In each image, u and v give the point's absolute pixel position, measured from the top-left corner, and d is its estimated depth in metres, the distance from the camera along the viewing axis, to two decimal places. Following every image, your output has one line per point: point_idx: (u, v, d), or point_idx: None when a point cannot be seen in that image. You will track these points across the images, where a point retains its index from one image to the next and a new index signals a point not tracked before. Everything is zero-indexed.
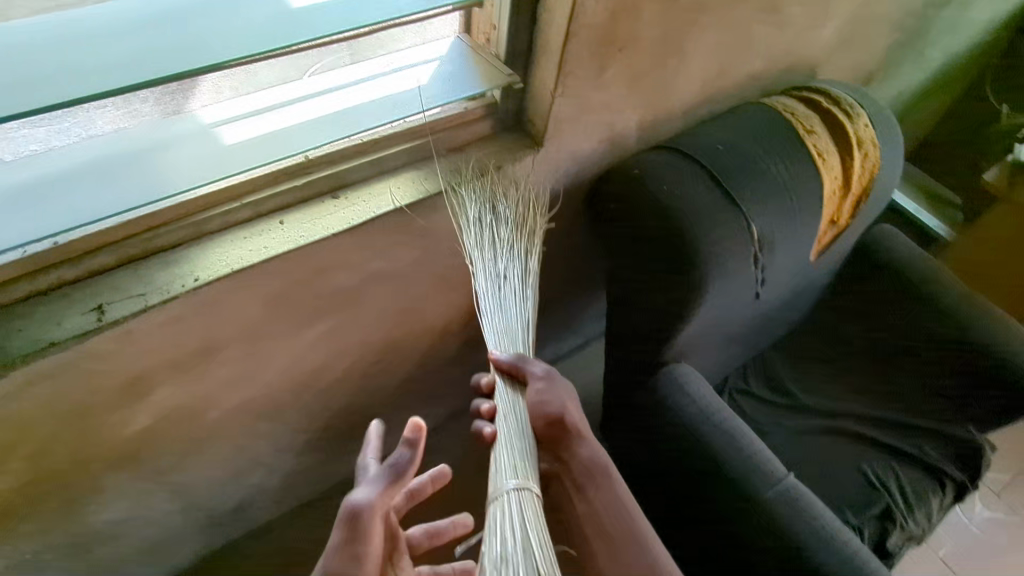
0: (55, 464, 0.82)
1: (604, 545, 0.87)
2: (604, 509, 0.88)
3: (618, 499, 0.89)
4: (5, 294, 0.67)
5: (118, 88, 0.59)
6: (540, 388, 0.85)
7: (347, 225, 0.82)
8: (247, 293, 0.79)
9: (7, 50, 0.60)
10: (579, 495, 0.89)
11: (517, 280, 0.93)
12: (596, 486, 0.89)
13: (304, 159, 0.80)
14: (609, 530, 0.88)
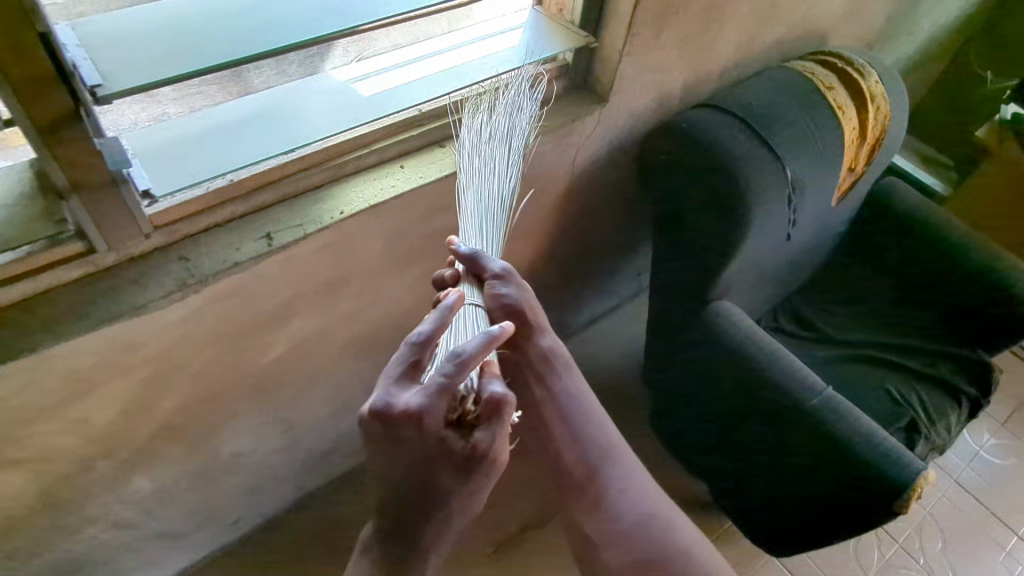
0: (210, 385, 0.95)
1: (566, 427, 0.92)
2: (564, 397, 0.93)
3: (574, 387, 0.94)
4: (194, 224, 0.80)
5: (311, 38, 0.69)
6: (498, 285, 0.82)
7: (457, 167, 0.95)
8: (377, 227, 0.92)
9: (210, 9, 0.69)
10: (540, 381, 0.91)
11: (498, 185, 0.93)
12: (558, 372, 0.92)
13: (418, 112, 0.94)
14: (570, 413, 0.93)
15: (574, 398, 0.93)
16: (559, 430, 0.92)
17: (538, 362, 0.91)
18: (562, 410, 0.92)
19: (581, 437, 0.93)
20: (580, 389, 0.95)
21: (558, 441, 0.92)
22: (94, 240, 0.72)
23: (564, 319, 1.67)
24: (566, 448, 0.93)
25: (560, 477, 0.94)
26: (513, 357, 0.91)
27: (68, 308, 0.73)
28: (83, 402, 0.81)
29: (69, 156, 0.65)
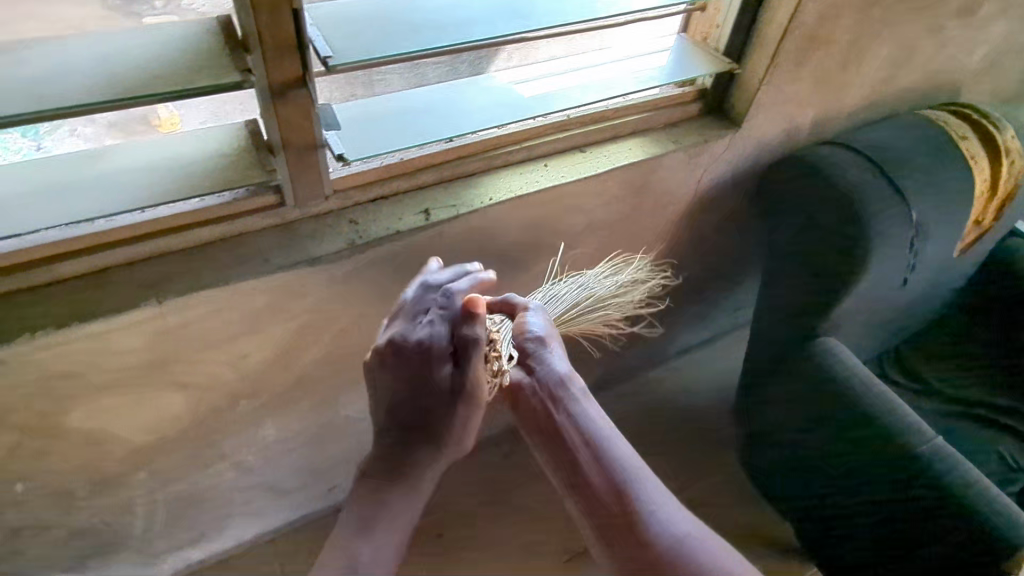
0: (346, 346, 1.02)
1: (590, 453, 0.81)
2: (585, 420, 0.83)
3: (594, 412, 0.85)
4: (365, 193, 0.89)
5: (497, 35, 0.78)
6: (529, 314, 0.90)
7: (595, 172, 1.02)
8: (517, 217, 1.00)
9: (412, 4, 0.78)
10: (560, 407, 0.83)
11: (575, 294, 1.07)
12: (577, 397, 0.85)
13: (566, 118, 1.01)
14: (594, 436, 0.82)
15: (591, 423, 0.83)
16: (584, 457, 0.81)
17: (554, 388, 0.85)
18: (583, 434, 0.82)
19: (607, 461, 0.81)
20: (601, 415, 0.86)
21: (581, 468, 0.81)
22: (284, 194, 0.82)
23: (659, 343, 1.67)
24: (592, 472, 0.80)
25: (590, 508, 0.80)
26: (528, 384, 0.85)
27: (256, 251, 0.83)
28: (248, 339, 0.90)
29: (287, 117, 0.75)
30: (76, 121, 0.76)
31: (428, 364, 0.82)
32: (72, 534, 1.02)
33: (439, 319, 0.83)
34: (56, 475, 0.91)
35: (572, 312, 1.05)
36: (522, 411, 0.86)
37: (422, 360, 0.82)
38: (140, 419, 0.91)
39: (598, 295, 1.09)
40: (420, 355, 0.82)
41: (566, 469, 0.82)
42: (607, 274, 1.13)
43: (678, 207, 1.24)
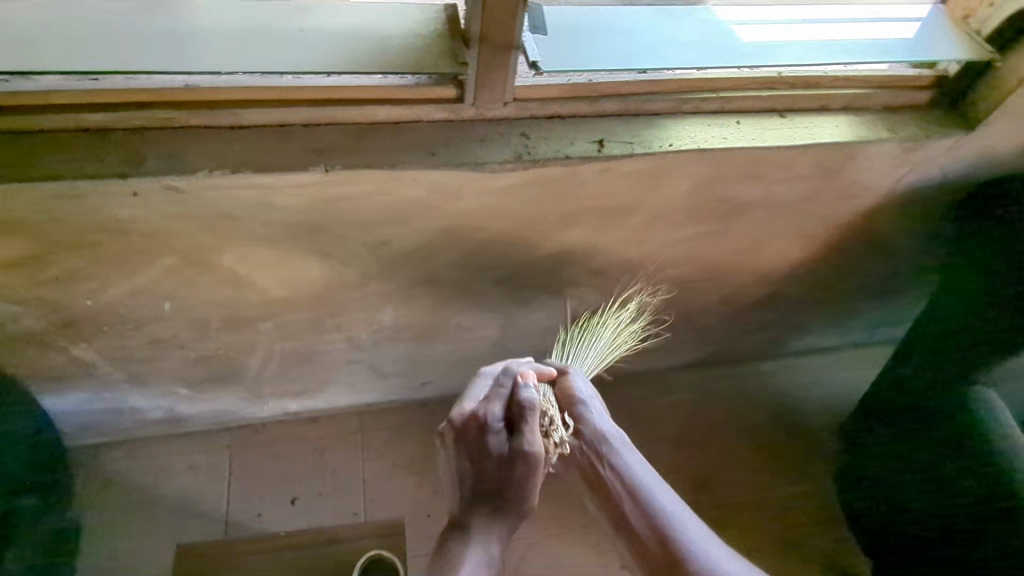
0: (478, 257, 1.00)
1: (632, 504, 0.79)
2: (626, 470, 0.81)
3: (635, 461, 0.82)
4: (543, 109, 0.84)
5: None
6: (571, 378, 0.90)
7: (789, 143, 0.91)
8: (690, 171, 0.91)
9: None
10: (604, 461, 0.82)
11: (603, 339, 1.04)
12: (618, 448, 0.83)
13: (776, 76, 0.89)
14: (636, 487, 0.79)
15: (632, 471, 0.81)
16: (629, 509, 0.78)
17: (597, 443, 0.84)
18: (629, 487, 0.80)
19: (651, 510, 0.77)
20: (646, 464, 0.83)
21: (626, 522, 0.78)
22: (465, 90, 0.78)
23: (782, 338, 1.55)
24: (636, 524, 0.77)
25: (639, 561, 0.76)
26: (574, 444, 0.85)
27: (424, 142, 0.81)
28: (394, 225, 0.89)
29: (491, 11, 0.70)
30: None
31: (487, 433, 0.80)
32: (199, 359, 1.11)
33: (496, 394, 0.82)
34: (198, 304, 0.97)
35: (602, 353, 1.03)
36: (571, 469, 0.86)
37: (482, 429, 0.80)
38: (277, 275, 0.94)
39: (626, 327, 1.07)
40: (479, 426, 0.80)
41: (616, 524, 0.79)
42: (627, 310, 1.08)
43: (864, 202, 1.10)
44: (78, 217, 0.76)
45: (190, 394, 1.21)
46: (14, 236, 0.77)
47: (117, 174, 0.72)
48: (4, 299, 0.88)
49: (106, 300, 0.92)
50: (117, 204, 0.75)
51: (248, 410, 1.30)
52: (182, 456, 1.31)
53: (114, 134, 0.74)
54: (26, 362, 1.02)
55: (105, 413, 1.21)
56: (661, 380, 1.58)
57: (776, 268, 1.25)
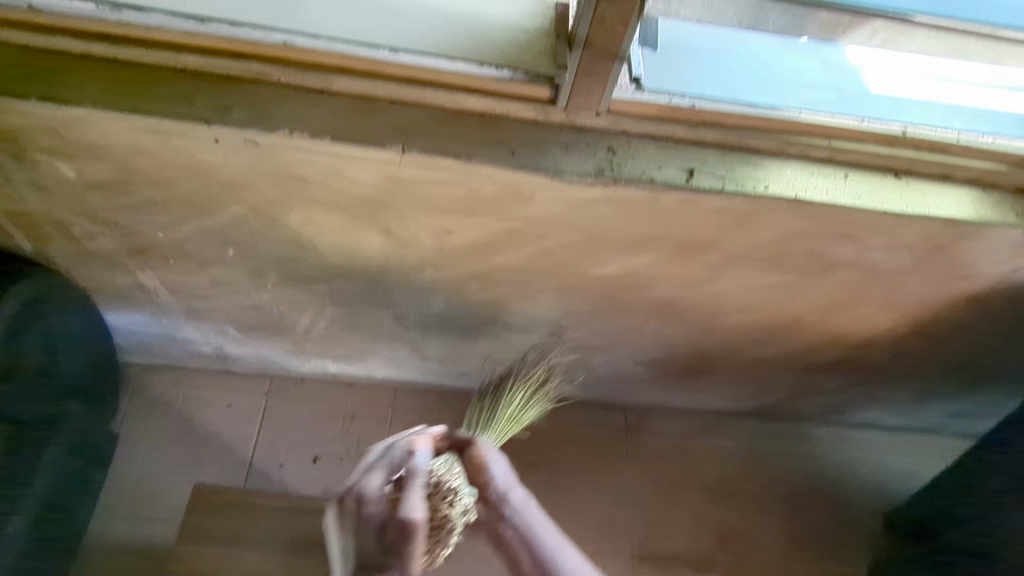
0: (539, 263, 0.96)
1: (526, 554, 0.83)
2: (524, 522, 0.84)
3: (537, 518, 0.85)
4: (637, 126, 0.79)
5: None
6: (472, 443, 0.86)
7: (898, 210, 0.83)
8: (781, 220, 0.85)
9: None
10: (506, 522, 0.85)
11: (511, 401, 1.02)
12: (521, 509, 0.85)
13: (900, 132, 0.80)
14: (534, 542, 0.83)
15: (536, 536, 0.84)
16: (528, 560, 0.83)
17: (499, 510, 0.85)
18: (528, 545, 0.83)
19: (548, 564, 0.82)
20: (554, 526, 0.85)
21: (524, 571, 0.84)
22: (559, 93, 0.74)
23: (844, 407, 1.45)
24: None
25: None
26: (478, 510, 0.86)
27: (506, 139, 0.78)
28: (460, 216, 0.87)
29: (603, 17, 0.66)
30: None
31: (368, 505, 0.79)
32: (252, 307, 1.13)
33: (382, 462, 0.81)
34: (259, 256, 0.98)
35: (501, 424, 1.00)
36: (477, 529, 0.87)
37: (362, 501, 0.79)
38: (338, 242, 0.94)
39: (534, 381, 1.08)
40: (361, 497, 0.79)
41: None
42: (529, 375, 1.08)
43: (970, 285, 1.00)
44: (160, 154, 0.78)
45: (238, 337, 1.24)
46: (101, 160, 0.80)
47: (202, 118, 0.73)
48: (85, 217, 0.91)
49: (176, 235, 0.94)
50: (198, 148, 0.76)
51: (290, 363, 1.32)
52: (221, 393, 1.34)
53: (208, 79, 0.74)
54: (97, 277, 1.07)
55: (159, 338, 1.26)
56: (706, 421, 1.49)
57: (855, 335, 1.15)
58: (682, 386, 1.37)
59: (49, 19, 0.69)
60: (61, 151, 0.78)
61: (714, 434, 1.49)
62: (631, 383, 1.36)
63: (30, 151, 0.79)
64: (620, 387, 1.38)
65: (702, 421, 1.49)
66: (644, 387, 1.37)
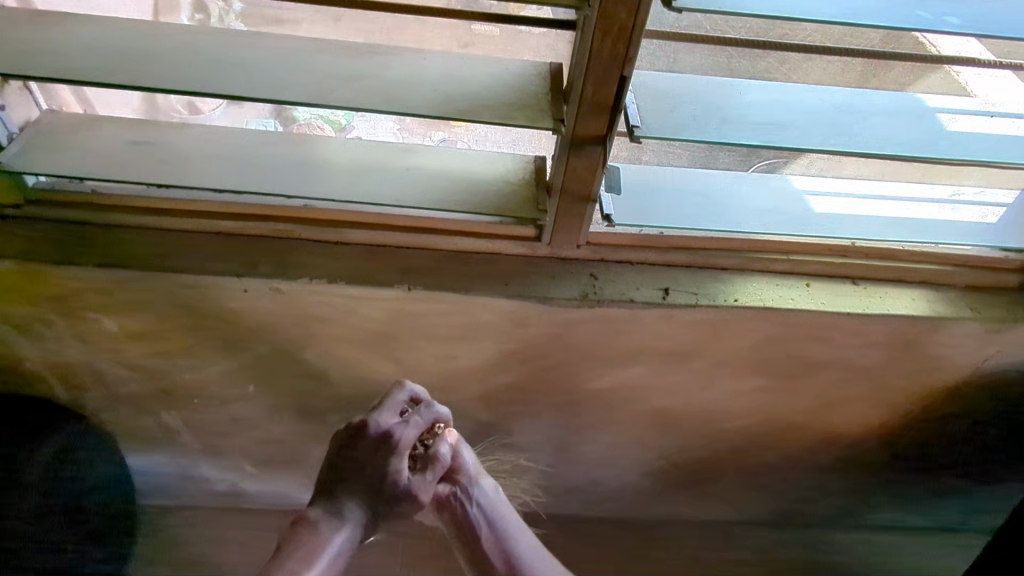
0: (539, 381, 1.03)
1: (492, 535, 0.88)
2: (488, 504, 0.89)
3: (497, 497, 0.90)
4: (615, 254, 0.89)
5: (796, 146, 0.74)
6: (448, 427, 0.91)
7: (861, 311, 0.91)
8: (755, 326, 0.93)
9: (729, 91, 0.76)
10: (469, 498, 0.88)
11: None
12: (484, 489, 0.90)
13: (849, 245, 0.90)
14: (495, 518, 0.89)
15: (495, 506, 0.89)
16: (486, 537, 0.87)
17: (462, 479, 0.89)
18: (489, 520, 0.88)
19: (507, 550, 0.87)
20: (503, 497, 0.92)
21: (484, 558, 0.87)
22: (544, 231, 0.86)
23: (860, 508, 1.43)
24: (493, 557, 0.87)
25: None
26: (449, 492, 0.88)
27: (500, 273, 0.88)
28: (463, 343, 0.96)
29: (575, 167, 0.78)
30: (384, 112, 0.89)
31: (396, 456, 0.81)
32: (269, 441, 1.18)
33: (418, 421, 0.84)
34: (278, 391, 1.05)
35: None
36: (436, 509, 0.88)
37: (395, 449, 0.81)
38: (351, 373, 1.02)
39: None
40: (393, 446, 0.82)
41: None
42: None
43: (946, 376, 1.06)
44: (195, 304, 0.88)
45: (254, 473, 1.28)
46: (142, 313, 0.90)
47: (235, 272, 0.83)
48: (122, 365, 1.00)
49: (201, 377, 1.02)
50: (228, 297, 0.86)
51: (302, 497, 1.35)
52: (234, 531, 1.36)
53: (238, 238, 0.86)
54: (125, 420, 1.14)
55: (176, 479, 1.30)
56: (723, 533, 1.47)
57: (852, 432, 1.19)
58: (692, 496, 1.37)
59: (107, 199, 0.82)
60: (108, 308, 0.89)
61: (733, 545, 1.46)
62: (641, 496, 1.36)
63: (81, 310, 0.90)
64: (630, 501, 1.38)
65: (718, 534, 1.47)
66: (655, 499, 1.38)
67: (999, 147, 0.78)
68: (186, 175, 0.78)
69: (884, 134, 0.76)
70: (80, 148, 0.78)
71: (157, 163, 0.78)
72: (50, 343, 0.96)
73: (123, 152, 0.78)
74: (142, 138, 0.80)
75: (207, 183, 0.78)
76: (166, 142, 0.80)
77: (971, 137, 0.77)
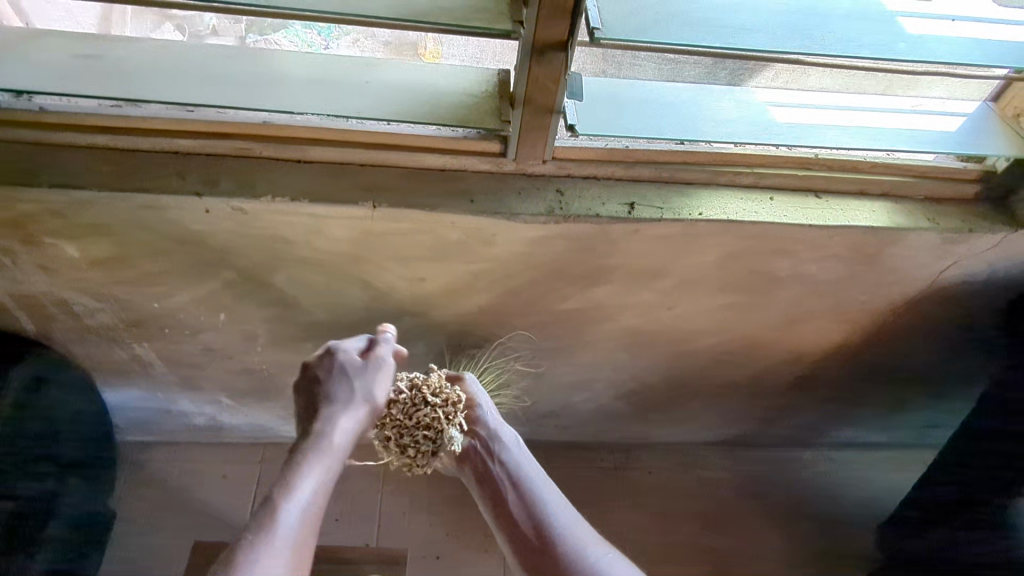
0: (509, 303, 1.05)
1: (520, 497, 0.87)
2: (511, 463, 0.90)
3: (521, 456, 0.91)
4: (581, 169, 0.89)
5: (759, 48, 0.73)
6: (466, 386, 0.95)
7: (822, 223, 0.92)
8: (720, 241, 0.94)
9: None
10: (494, 458, 0.90)
11: None
12: (508, 447, 0.91)
13: (813, 156, 0.91)
14: (522, 480, 0.89)
15: (520, 467, 0.90)
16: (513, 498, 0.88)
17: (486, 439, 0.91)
18: (513, 480, 0.89)
19: (540, 515, 0.85)
20: (531, 459, 0.92)
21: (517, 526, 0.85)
22: (509, 146, 0.85)
23: (823, 425, 1.48)
24: (522, 519, 0.86)
25: None
26: (469, 448, 0.91)
27: (466, 190, 0.88)
28: (431, 264, 0.96)
29: (537, 77, 0.76)
30: (361, 32, 0.86)
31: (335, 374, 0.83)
32: (244, 372, 1.19)
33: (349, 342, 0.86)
34: (249, 318, 1.05)
35: None
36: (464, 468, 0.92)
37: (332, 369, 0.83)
38: (322, 298, 1.02)
39: None
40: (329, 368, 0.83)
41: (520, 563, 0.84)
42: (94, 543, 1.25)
43: (905, 289, 1.09)
44: (157, 227, 0.87)
45: (232, 405, 1.29)
46: (104, 238, 0.88)
47: (194, 192, 0.82)
48: (88, 295, 0.99)
49: (171, 305, 1.02)
50: (189, 219, 0.85)
51: (281, 428, 1.37)
52: (216, 463, 1.38)
53: (198, 158, 0.84)
54: (95, 354, 1.13)
55: (154, 413, 1.30)
56: (692, 453, 1.53)
57: (815, 348, 1.23)
58: (662, 417, 1.42)
59: (56, 118, 0.79)
60: (67, 233, 0.87)
61: (702, 464, 1.52)
62: (613, 418, 1.40)
63: (40, 236, 0.88)
64: (603, 423, 1.42)
65: (689, 454, 1.52)
66: (627, 421, 1.42)
67: (960, 48, 0.78)
68: (135, 89, 0.75)
69: (846, 37, 0.75)
70: (25, 63, 0.75)
71: (104, 77, 0.76)
72: (11, 273, 0.95)
73: (70, 66, 0.76)
74: (89, 53, 0.77)
75: (158, 96, 0.75)
76: (114, 56, 0.77)
77: (933, 39, 0.77)
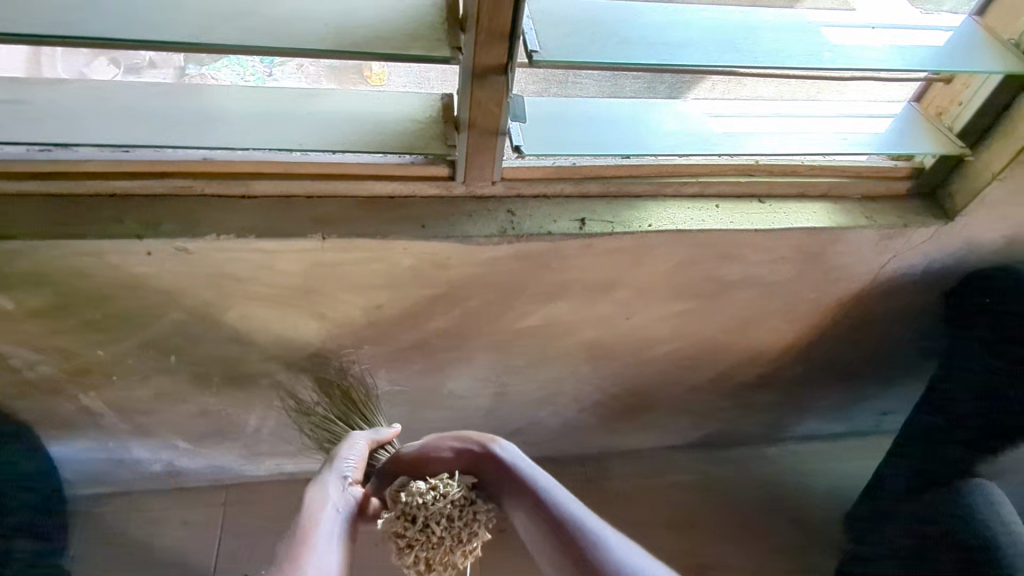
0: (469, 324, 1.04)
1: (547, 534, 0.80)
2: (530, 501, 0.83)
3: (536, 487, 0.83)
4: (531, 188, 0.90)
5: (694, 63, 0.75)
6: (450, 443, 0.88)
7: (767, 226, 0.95)
8: (671, 251, 0.96)
9: (626, 14, 0.77)
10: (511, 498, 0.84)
11: None
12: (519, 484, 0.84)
13: (754, 163, 0.94)
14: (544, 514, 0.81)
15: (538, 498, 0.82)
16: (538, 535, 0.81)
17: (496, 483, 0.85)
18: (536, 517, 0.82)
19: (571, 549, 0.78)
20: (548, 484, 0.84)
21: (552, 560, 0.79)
22: (456, 169, 0.85)
23: (785, 421, 1.52)
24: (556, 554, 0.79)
25: None
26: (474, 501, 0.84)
27: (416, 216, 0.87)
28: (387, 291, 0.95)
29: (480, 100, 0.77)
30: (305, 59, 0.86)
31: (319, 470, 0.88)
32: (200, 414, 1.15)
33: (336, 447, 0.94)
34: (202, 359, 1.02)
35: None
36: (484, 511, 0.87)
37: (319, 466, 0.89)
38: (277, 334, 1.00)
39: None
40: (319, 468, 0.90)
41: None
42: None
43: (850, 284, 1.12)
44: (97, 273, 0.83)
45: (189, 449, 1.25)
46: (40, 288, 0.85)
47: (134, 234, 0.79)
48: (28, 348, 0.95)
49: (118, 352, 0.98)
50: (131, 263, 0.83)
51: (244, 468, 1.33)
52: (176, 511, 1.33)
53: (137, 200, 0.82)
54: (40, 408, 1.08)
55: (106, 464, 1.25)
56: (662, 458, 1.54)
57: (771, 347, 1.26)
58: (629, 425, 1.43)
59: None
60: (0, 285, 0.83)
61: (672, 469, 1.53)
62: (581, 430, 1.41)
63: None
64: (571, 436, 1.42)
65: (658, 460, 1.54)
66: (595, 432, 1.43)
67: (882, 55, 0.81)
68: (65, 133, 0.73)
69: (775, 48, 0.78)
70: None
71: (32, 123, 0.73)
72: None
73: None
74: (13, 98, 0.74)
75: (90, 139, 0.73)
76: (41, 100, 0.75)
77: (856, 47, 0.81)
